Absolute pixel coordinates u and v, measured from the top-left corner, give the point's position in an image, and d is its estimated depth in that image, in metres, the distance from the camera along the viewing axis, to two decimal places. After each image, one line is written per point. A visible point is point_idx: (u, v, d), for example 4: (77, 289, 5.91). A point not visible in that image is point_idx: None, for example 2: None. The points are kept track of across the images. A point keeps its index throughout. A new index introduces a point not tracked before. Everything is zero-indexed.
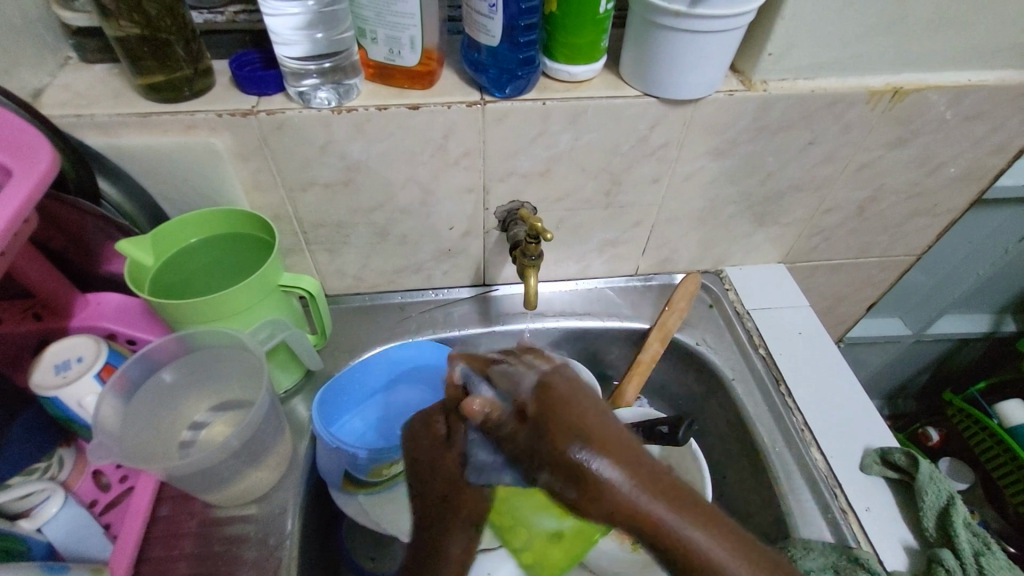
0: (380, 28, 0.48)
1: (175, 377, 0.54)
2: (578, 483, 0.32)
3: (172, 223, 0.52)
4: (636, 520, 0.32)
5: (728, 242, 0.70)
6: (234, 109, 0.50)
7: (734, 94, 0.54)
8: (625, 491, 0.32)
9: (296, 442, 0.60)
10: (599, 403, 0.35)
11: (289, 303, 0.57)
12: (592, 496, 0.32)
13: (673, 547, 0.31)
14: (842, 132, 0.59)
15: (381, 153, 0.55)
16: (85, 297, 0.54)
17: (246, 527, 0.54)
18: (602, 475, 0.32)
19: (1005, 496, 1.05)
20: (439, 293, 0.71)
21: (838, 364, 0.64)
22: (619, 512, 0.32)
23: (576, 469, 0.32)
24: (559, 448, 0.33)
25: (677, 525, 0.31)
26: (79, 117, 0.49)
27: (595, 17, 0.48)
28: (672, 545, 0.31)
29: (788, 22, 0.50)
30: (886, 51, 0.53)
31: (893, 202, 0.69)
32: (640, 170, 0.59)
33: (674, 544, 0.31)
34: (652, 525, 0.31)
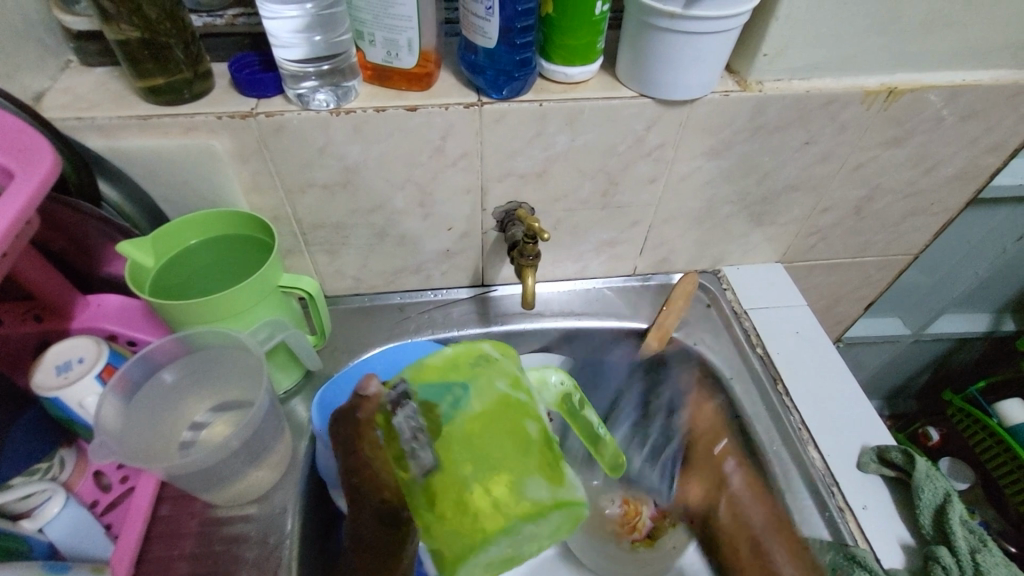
0: (378, 30, 0.48)
1: (176, 378, 0.54)
2: (729, 535, 0.55)
3: (172, 225, 0.53)
4: (756, 553, 0.52)
5: (725, 242, 0.71)
6: (233, 111, 0.51)
7: (730, 94, 0.54)
8: (773, 552, 0.51)
9: (295, 442, 0.60)
10: (751, 482, 0.57)
11: (288, 303, 0.57)
12: (778, 534, 0.52)
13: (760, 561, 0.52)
14: (838, 132, 0.59)
15: (379, 155, 0.55)
16: (85, 298, 0.55)
17: (247, 527, 0.54)
18: (756, 523, 0.54)
19: (1004, 495, 1.05)
20: (438, 294, 0.72)
21: (835, 363, 0.65)
22: (743, 539, 0.54)
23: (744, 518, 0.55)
24: (723, 508, 0.57)
25: (784, 560, 0.51)
26: (79, 120, 0.50)
27: (591, 19, 0.48)
28: (759, 562, 0.52)
29: (783, 22, 0.51)
30: (881, 51, 0.54)
31: (890, 201, 0.69)
32: (637, 170, 0.60)
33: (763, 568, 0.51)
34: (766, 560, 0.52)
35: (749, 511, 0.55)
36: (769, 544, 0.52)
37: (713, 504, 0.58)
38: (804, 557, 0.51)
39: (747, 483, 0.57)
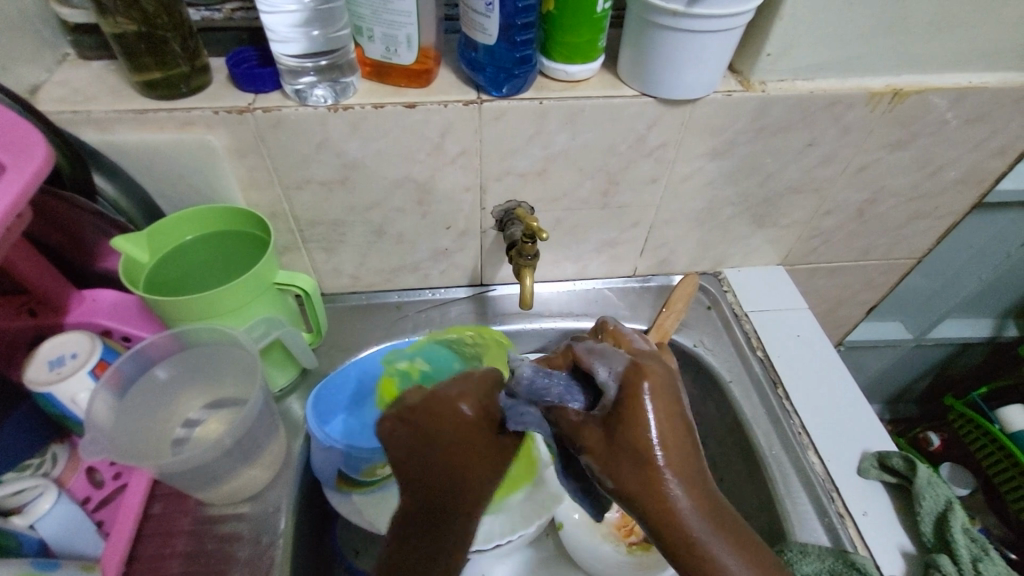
0: (377, 25, 0.48)
1: (170, 374, 0.53)
2: (628, 461, 0.37)
3: (168, 220, 0.52)
4: (659, 512, 0.37)
5: (726, 244, 0.70)
6: (231, 106, 0.50)
7: (732, 94, 0.53)
8: (666, 488, 0.36)
9: (291, 440, 0.59)
10: (665, 381, 0.38)
11: (284, 301, 0.56)
12: (681, 453, 0.37)
13: (676, 530, 0.36)
14: (841, 134, 0.58)
15: (378, 151, 0.54)
16: (80, 293, 0.54)
17: (240, 526, 0.53)
18: (664, 439, 0.37)
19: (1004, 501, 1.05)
20: (436, 293, 0.71)
21: (836, 367, 0.64)
22: (643, 495, 0.37)
23: (640, 427, 0.36)
24: (601, 471, 0.37)
25: (690, 514, 0.36)
26: (75, 113, 0.49)
27: (592, 16, 0.48)
28: (664, 521, 0.36)
29: (787, 22, 0.50)
30: (886, 52, 0.53)
31: (894, 204, 0.68)
32: (638, 170, 0.59)
33: (667, 535, 0.36)
34: (679, 521, 0.36)
35: (649, 429, 0.36)
36: (664, 518, 0.36)
37: (574, 421, 0.39)
38: (702, 487, 0.37)
39: (680, 478, 0.37)
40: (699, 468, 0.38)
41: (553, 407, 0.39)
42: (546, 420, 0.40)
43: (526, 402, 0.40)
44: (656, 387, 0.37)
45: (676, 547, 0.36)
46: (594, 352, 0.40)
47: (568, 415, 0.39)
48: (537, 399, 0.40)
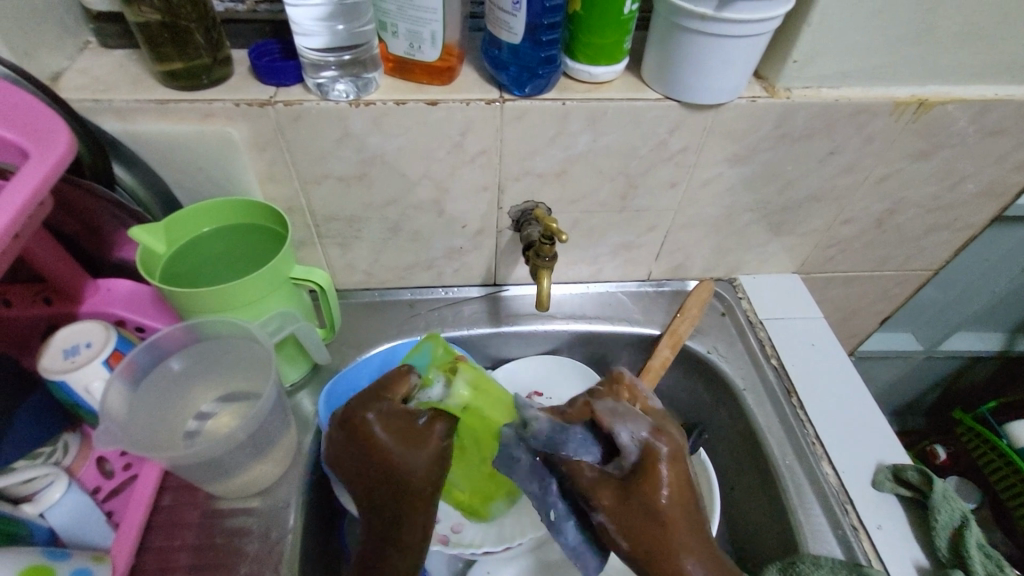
0: (401, 21, 0.48)
1: (183, 366, 0.53)
2: (644, 533, 0.39)
3: (185, 211, 0.52)
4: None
5: (742, 250, 0.69)
6: (252, 99, 0.50)
7: (756, 100, 0.53)
8: (678, 554, 0.40)
9: (300, 435, 0.59)
10: (682, 457, 0.42)
11: (299, 296, 0.56)
12: (694, 527, 0.41)
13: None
14: (864, 143, 0.58)
15: (397, 148, 0.54)
16: (95, 282, 0.55)
17: (248, 520, 0.53)
18: (678, 508, 0.40)
19: (1009, 516, 1.04)
20: (449, 292, 0.71)
21: (852, 378, 0.63)
22: (656, 559, 0.39)
23: (658, 495, 0.40)
24: (618, 533, 0.40)
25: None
26: (96, 102, 0.49)
27: (619, 18, 0.47)
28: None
29: (815, 28, 0.49)
30: (913, 61, 0.52)
31: (912, 216, 0.67)
32: (657, 174, 0.59)
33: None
34: None
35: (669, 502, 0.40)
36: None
37: (587, 479, 0.41)
38: (715, 556, 0.41)
39: (697, 551, 0.40)
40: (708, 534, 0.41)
41: (568, 461, 0.42)
42: (556, 470, 0.42)
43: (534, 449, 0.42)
44: (673, 461, 0.41)
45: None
46: (615, 414, 0.42)
47: (584, 472, 0.41)
48: (551, 450, 0.42)
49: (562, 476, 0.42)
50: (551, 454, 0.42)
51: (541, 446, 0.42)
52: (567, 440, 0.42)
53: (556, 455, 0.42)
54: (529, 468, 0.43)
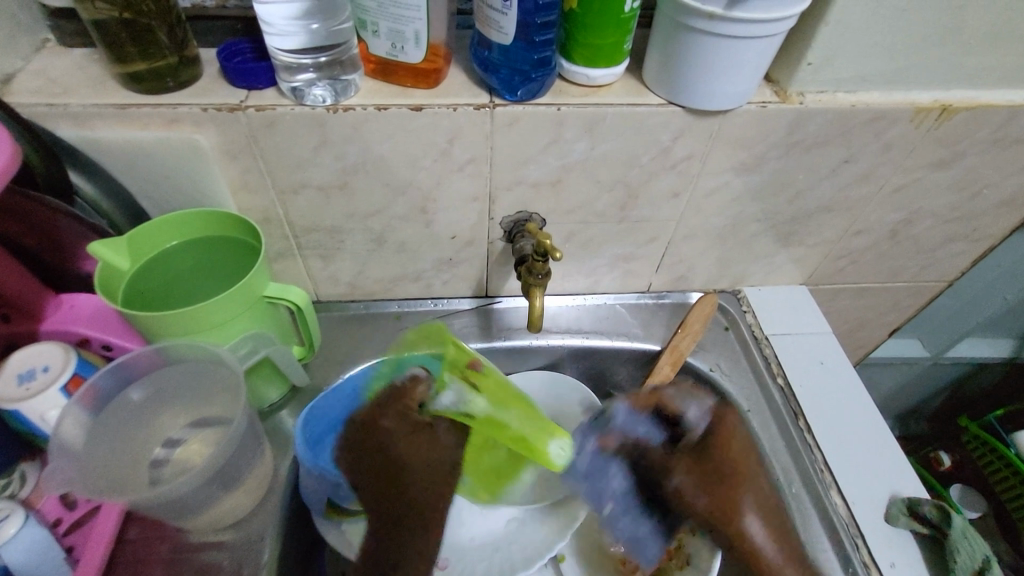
0: (382, 20, 0.44)
1: (144, 396, 0.50)
2: (717, 468, 0.49)
3: (149, 224, 0.48)
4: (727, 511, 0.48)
5: (747, 262, 0.66)
6: (220, 103, 0.46)
7: (767, 106, 0.49)
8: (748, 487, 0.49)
9: (277, 461, 0.56)
10: (743, 433, 0.52)
11: (274, 315, 0.52)
12: (750, 468, 0.50)
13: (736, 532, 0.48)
14: (881, 151, 0.54)
15: (378, 156, 0.50)
16: (58, 298, 0.51)
17: (219, 556, 0.50)
18: (745, 481, 0.49)
19: (1011, 519, 1.03)
20: (438, 304, 0.67)
21: (863, 401, 0.60)
22: (721, 516, 0.48)
23: (730, 445, 0.50)
24: (699, 486, 0.48)
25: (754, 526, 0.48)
26: (51, 106, 0.45)
27: (619, 16, 0.43)
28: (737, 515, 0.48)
29: (833, 28, 0.45)
30: (937, 64, 0.48)
31: (929, 226, 0.64)
32: (659, 183, 0.55)
33: (757, 555, 0.48)
34: (761, 555, 0.48)
35: (748, 493, 0.49)
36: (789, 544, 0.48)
37: (658, 453, 0.50)
38: (774, 518, 0.49)
39: (755, 496, 0.49)
40: (758, 487, 0.50)
41: (644, 449, 0.50)
42: (635, 464, 0.50)
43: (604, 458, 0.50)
44: (734, 425, 0.51)
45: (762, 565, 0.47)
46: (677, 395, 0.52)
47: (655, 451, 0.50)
48: (630, 437, 0.51)
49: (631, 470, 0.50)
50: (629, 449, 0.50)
51: (621, 440, 0.51)
52: (619, 418, 0.52)
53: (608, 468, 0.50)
54: (587, 483, 0.51)
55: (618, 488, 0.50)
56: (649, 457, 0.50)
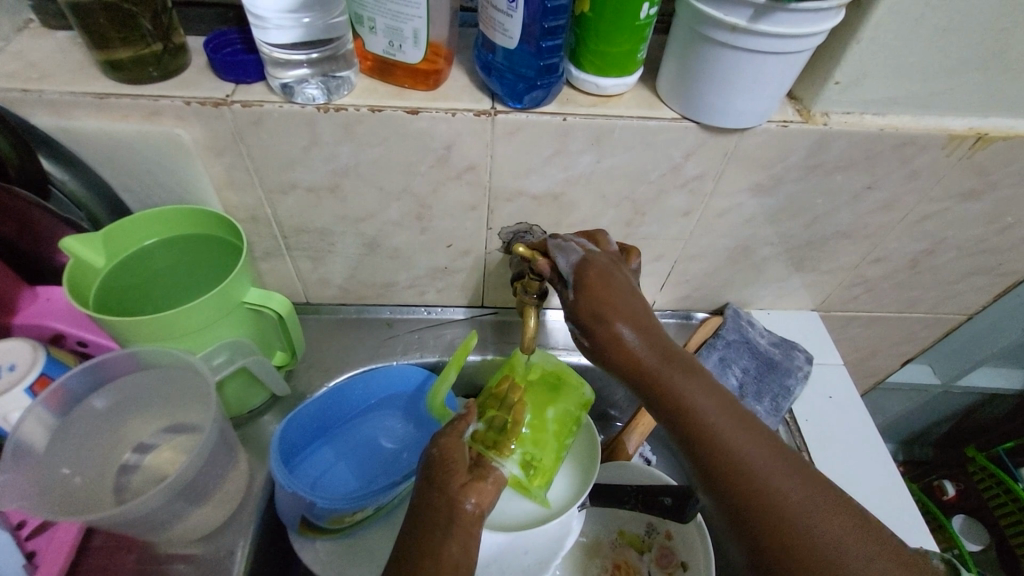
0: (379, 15, 0.41)
1: (109, 404, 0.47)
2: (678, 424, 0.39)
3: (127, 220, 0.45)
4: (725, 469, 0.36)
5: (758, 285, 0.63)
6: (205, 97, 0.43)
7: (788, 125, 0.46)
8: (726, 432, 0.37)
9: (254, 471, 0.53)
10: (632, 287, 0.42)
11: (255, 322, 0.50)
12: (652, 353, 0.40)
13: (762, 498, 0.35)
14: (907, 178, 0.50)
15: (371, 160, 0.48)
16: (33, 289, 0.48)
17: (187, 569, 0.48)
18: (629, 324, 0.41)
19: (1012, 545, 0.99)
20: (432, 312, 0.64)
21: (871, 440, 0.57)
22: (649, 374, 0.40)
23: (610, 291, 0.41)
24: (615, 345, 0.41)
25: (705, 403, 0.38)
26: (25, 92, 0.43)
27: (634, 24, 0.40)
28: (731, 472, 0.36)
29: (864, 46, 0.42)
30: (974, 90, 0.45)
31: (953, 257, 0.60)
32: (668, 201, 0.52)
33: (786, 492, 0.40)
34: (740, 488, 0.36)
35: (712, 437, 0.37)
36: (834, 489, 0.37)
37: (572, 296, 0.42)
38: (720, 447, 0.37)
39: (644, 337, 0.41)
40: (688, 376, 0.40)
41: (736, 344, 0.61)
42: (740, 351, 0.61)
43: (731, 339, 0.61)
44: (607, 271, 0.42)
45: (782, 543, 0.34)
46: (557, 246, 0.43)
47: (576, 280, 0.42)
48: (746, 340, 0.62)
49: (741, 344, 0.61)
50: (747, 342, 0.61)
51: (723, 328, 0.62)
52: (732, 322, 0.63)
53: (732, 330, 0.62)
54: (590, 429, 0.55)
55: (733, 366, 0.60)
56: (740, 348, 0.61)
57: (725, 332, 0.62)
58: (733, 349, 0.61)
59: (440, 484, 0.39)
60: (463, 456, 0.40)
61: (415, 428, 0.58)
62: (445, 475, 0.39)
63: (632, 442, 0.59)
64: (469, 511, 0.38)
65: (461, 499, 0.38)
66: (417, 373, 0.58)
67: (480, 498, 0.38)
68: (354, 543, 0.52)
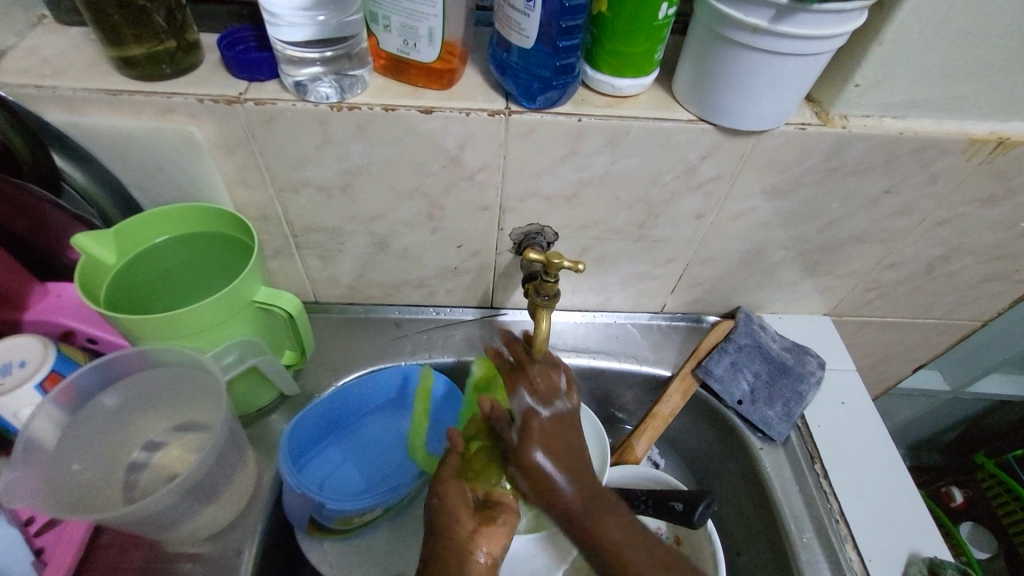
0: (394, 14, 0.40)
1: (119, 402, 0.47)
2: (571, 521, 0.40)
3: (138, 217, 0.45)
4: (602, 559, 0.38)
5: (770, 289, 0.62)
6: (218, 95, 0.43)
7: (806, 128, 0.45)
8: (604, 529, 0.39)
9: (262, 470, 0.53)
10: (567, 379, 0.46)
11: (265, 321, 0.49)
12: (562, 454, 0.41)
13: None
14: (926, 183, 0.50)
15: (383, 159, 0.47)
16: (45, 286, 0.48)
17: (194, 569, 0.48)
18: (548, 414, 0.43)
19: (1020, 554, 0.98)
20: (440, 312, 0.64)
21: (884, 446, 0.56)
22: (545, 478, 0.41)
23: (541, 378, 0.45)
24: (529, 440, 0.42)
25: (601, 515, 0.39)
26: (38, 88, 0.43)
27: (652, 24, 0.40)
28: (612, 563, 0.38)
29: (886, 49, 0.41)
30: (997, 94, 0.44)
31: (969, 263, 0.60)
32: (681, 203, 0.51)
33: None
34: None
35: (600, 532, 0.39)
36: None
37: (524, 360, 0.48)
38: (606, 539, 0.39)
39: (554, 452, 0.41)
40: (581, 472, 0.41)
41: (747, 348, 0.61)
42: (751, 356, 0.60)
43: (743, 342, 0.61)
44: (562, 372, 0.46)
45: None
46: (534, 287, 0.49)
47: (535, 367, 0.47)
48: (758, 344, 0.61)
49: (752, 348, 0.61)
50: (759, 346, 0.61)
51: (735, 332, 0.62)
52: (744, 325, 0.62)
53: (744, 334, 0.61)
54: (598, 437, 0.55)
55: (744, 372, 0.60)
56: (751, 353, 0.61)
57: (737, 336, 0.61)
58: (744, 354, 0.60)
59: (447, 533, 0.41)
60: (462, 502, 0.43)
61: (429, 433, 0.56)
62: (454, 524, 0.42)
63: (642, 446, 0.58)
64: (481, 561, 0.41)
65: (475, 547, 0.41)
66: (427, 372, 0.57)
67: (491, 546, 0.41)
68: (361, 545, 0.52)
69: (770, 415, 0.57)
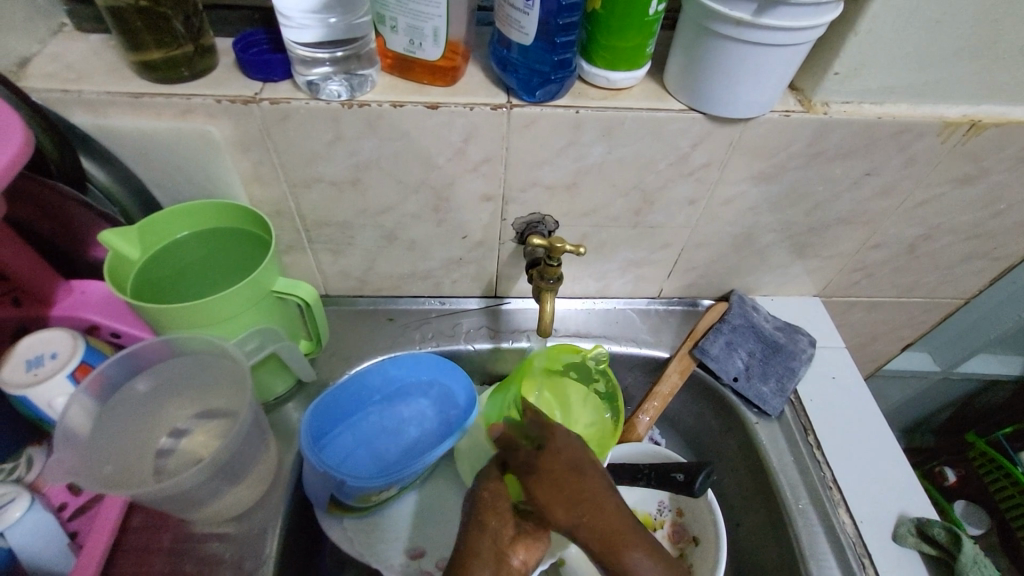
0: (400, 15, 0.43)
1: (150, 388, 0.50)
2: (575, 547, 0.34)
3: (160, 213, 0.48)
4: None
5: (762, 272, 0.65)
6: (235, 95, 0.46)
7: (790, 115, 0.48)
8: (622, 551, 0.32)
9: (281, 456, 0.56)
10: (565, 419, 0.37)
11: (283, 309, 0.52)
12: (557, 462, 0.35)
13: None
14: (904, 165, 0.53)
15: (392, 153, 0.50)
16: (68, 284, 0.50)
17: (223, 548, 0.50)
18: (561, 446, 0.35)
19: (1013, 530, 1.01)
20: (446, 302, 0.67)
21: (872, 418, 0.59)
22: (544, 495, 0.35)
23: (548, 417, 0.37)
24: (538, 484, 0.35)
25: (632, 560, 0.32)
26: (64, 92, 0.45)
27: (643, 19, 0.42)
28: None
29: (862, 38, 0.44)
30: (966, 79, 0.47)
31: (949, 242, 0.63)
32: (674, 190, 0.54)
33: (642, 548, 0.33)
34: None
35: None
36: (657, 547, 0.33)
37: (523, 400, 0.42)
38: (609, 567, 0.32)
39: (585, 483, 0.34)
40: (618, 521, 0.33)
41: (739, 329, 0.64)
42: (744, 335, 0.63)
43: (737, 322, 0.64)
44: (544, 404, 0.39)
45: None
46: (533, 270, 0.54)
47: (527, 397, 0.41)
48: (751, 325, 0.64)
49: (745, 329, 0.64)
50: (752, 326, 0.64)
51: (727, 313, 0.65)
52: (737, 306, 0.65)
53: (738, 314, 0.64)
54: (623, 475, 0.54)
55: (738, 350, 0.62)
56: (745, 333, 0.64)
57: (730, 317, 0.64)
58: (738, 333, 0.63)
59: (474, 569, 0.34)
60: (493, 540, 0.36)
61: (433, 408, 0.59)
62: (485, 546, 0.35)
63: (644, 423, 0.61)
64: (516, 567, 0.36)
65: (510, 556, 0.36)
66: (437, 359, 0.60)
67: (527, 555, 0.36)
68: (378, 524, 0.54)
69: (765, 391, 0.60)
